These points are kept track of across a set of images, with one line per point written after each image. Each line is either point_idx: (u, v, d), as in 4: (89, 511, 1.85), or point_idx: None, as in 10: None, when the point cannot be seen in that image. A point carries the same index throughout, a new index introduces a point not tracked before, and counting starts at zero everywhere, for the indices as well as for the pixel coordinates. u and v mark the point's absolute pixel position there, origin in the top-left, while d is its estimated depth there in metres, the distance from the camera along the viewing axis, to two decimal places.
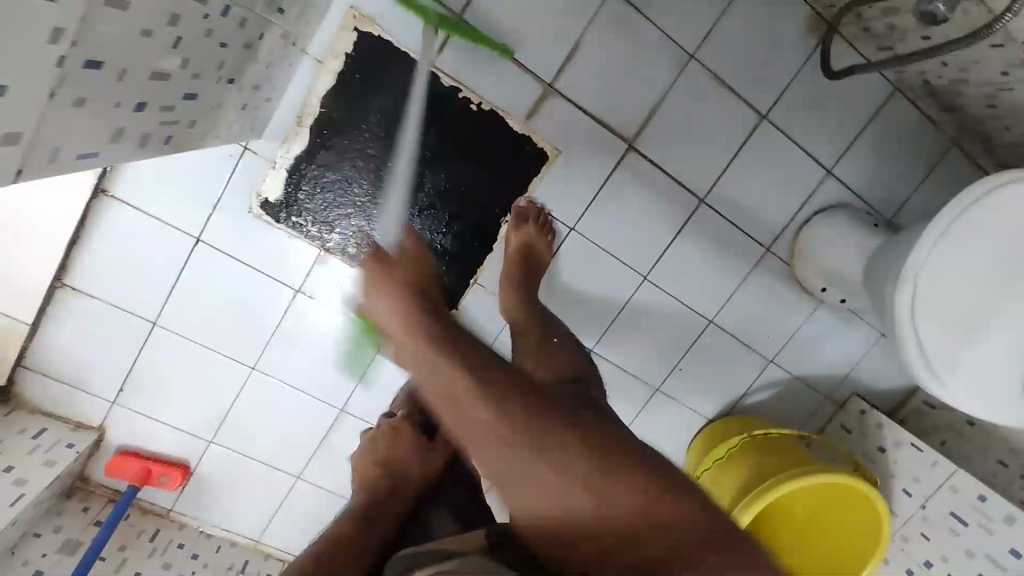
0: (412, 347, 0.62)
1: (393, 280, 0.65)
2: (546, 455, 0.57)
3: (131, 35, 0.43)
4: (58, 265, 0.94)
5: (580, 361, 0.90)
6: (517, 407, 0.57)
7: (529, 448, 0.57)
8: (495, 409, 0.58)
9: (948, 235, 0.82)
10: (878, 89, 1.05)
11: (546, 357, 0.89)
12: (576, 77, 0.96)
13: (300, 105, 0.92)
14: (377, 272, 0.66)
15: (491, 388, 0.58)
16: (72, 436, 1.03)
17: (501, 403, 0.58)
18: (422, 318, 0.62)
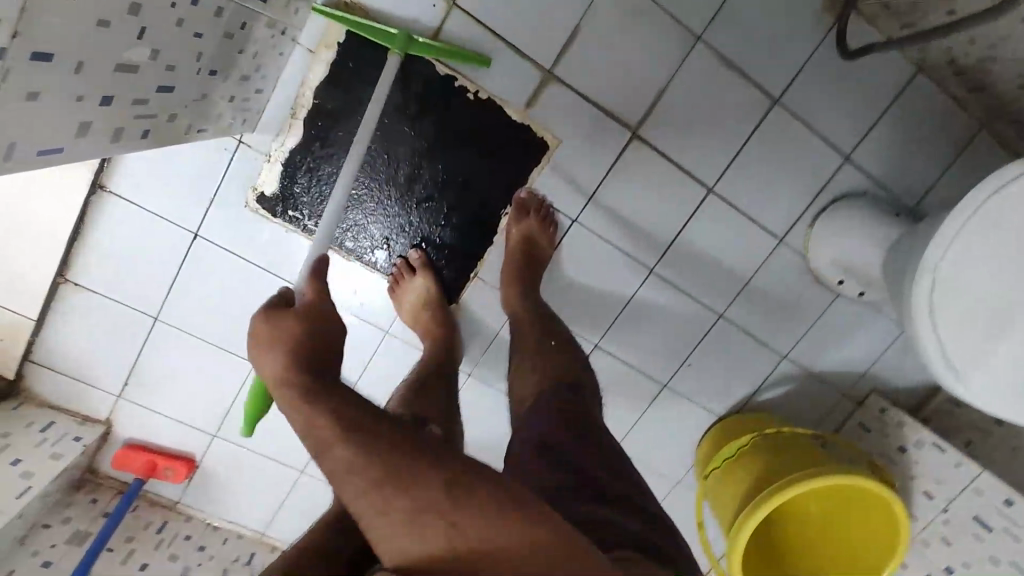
0: (302, 413, 0.59)
1: (280, 347, 0.64)
2: (470, 528, 0.51)
3: (84, 25, 0.41)
4: (59, 261, 0.94)
5: (578, 364, 0.92)
6: (411, 473, 0.54)
7: (441, 513, 0.52)
8: (416, 483, 0.53)
9: (972, 226, 0.77)
10: (900, 69, 0.99)
11: (545, 359, 0.90)
12: (577, 63, 0.92)
13: (293, 97, 0.90)
14: (272, 327, 0.65)
15: (394, 466, 0.54)
16: (79, 430, 1.05)
17: (425, 486, 0.53)
18: (307, 373, 0.62)
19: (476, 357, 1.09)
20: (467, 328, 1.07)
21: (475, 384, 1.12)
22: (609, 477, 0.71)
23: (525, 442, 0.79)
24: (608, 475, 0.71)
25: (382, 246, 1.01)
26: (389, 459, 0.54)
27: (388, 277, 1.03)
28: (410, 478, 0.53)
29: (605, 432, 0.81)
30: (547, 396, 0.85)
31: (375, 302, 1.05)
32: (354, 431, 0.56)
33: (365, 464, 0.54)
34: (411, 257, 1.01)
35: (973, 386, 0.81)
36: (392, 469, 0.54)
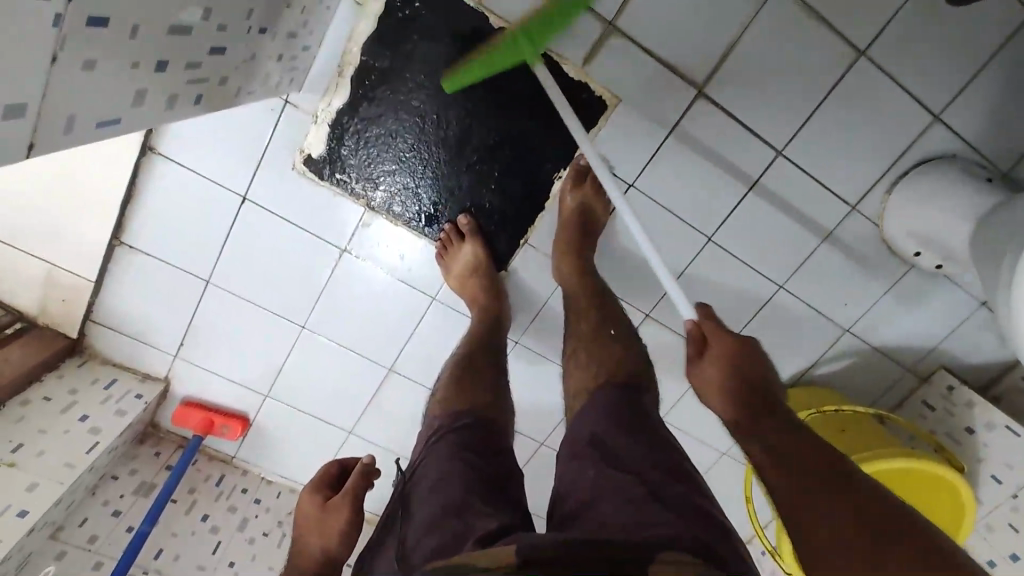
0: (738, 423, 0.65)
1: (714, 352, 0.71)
2: None
3: None
4: (115, 224, 0.95)
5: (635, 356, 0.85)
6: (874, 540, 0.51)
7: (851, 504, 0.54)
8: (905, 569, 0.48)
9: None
10: (1010, 14, 0.87)
11: (601, 351, 0.85)
12: (641, 13, 0.84)
13: (339, 54, 0.86)
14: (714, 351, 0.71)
15: (824, 464, 0.58)
16: (140, 387, 1.08)
17: (820, 459, 0.59)
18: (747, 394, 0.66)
19: (524, 326, 1.07)
20: (516, 295, 1.05)
21: (522, 352, 1.10)
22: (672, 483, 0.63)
23: (577, 438, 0.73)
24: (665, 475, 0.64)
25: (431, 212, 0.98)
26: (814, 455, 0.59)
27: (435, 242, 1.00)
28: (832, 464, 0.58)
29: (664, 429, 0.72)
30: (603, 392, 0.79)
31: (424, 268, 1.03)
32: (794, 429, 0.62)
33: (783, 464, 0.59)
34: (459, 222, 0.98)
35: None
36: (815, 455, 0.59)
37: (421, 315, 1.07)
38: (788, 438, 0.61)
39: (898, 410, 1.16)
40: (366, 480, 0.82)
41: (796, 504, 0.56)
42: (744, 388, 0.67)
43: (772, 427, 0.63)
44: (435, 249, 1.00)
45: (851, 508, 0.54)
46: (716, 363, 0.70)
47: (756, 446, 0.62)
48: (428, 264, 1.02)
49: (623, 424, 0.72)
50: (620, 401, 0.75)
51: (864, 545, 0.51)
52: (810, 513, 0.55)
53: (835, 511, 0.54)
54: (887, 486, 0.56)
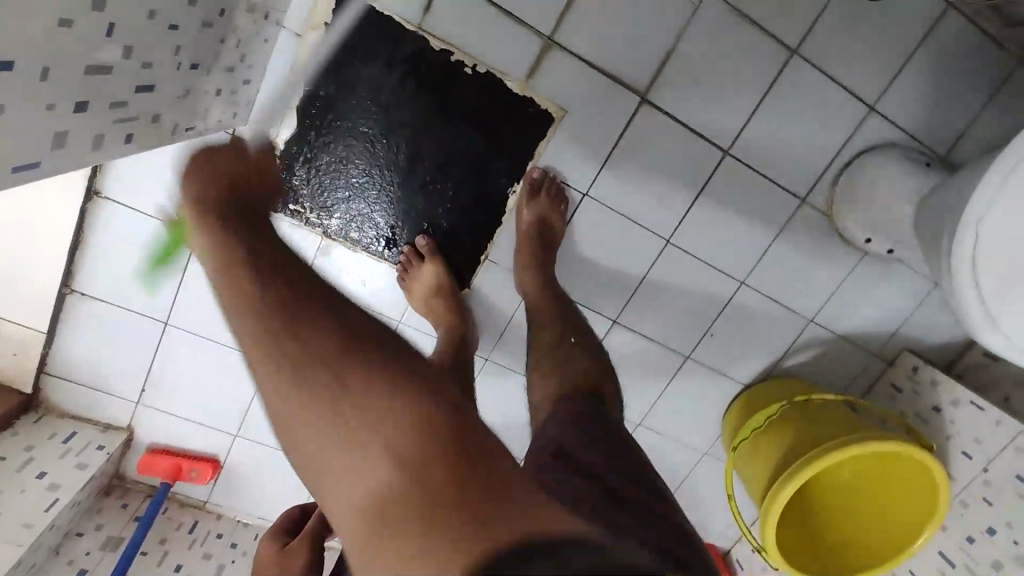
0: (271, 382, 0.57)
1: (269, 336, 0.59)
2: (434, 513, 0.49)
3: (44, 22, 0.37)
4: (63, 271, 0.93)
5: (597, 368, 0.89)
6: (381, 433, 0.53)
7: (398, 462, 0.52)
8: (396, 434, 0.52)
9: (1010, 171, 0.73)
10: (929, 6, 0.91)
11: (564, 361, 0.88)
12: (578, 27, 0.86)
13: (284, 85, 0.86)
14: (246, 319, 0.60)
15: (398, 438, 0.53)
16: (102, 438, 1.05)
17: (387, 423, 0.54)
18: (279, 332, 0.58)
19: (493, 343, 1.07)
20: (482, 312, 1.05)
21: (493, 368, 1.10)
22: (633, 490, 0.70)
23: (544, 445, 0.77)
24: (625, 478, 0.71)
25: (388, 236, 0.98)
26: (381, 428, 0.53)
27: (396, 265, 1.00)
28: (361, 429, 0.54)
29: (629, 439, 0.78)
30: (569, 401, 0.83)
31: (388, 292, 1.02)
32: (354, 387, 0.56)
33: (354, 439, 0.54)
34: (419, 244, 0.98)
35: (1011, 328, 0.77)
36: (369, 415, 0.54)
37: None
38: (354, 403, 0.55)
39: (868, 395, 1.18)
40: (326, 522, 0.83)
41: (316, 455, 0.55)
42: (333, 337, 0.58)
43: (303, 357, 0.57)
44: (397, 272, 1.00)
45: (399, 469, 0.51)
46: (320, 326, 0.60)
47: (291, 400, 0.56)
48: (391, 288, 1.02)
49: (589, 435, 0.76)
50: (587, 412, 0.80)
51: (401, 504, 0.50)
52: (347, 468, 0.53)
53: (388, 477, 0.52)
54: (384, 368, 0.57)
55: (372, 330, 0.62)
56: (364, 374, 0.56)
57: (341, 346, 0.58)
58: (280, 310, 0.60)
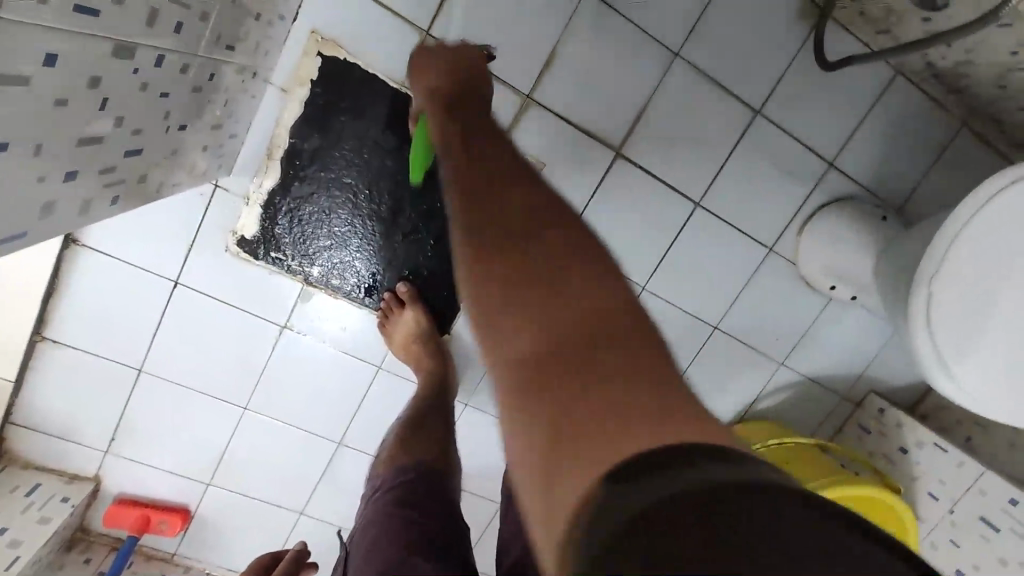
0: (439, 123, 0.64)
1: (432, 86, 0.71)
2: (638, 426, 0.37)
3: (43, 107, 0.39)
4: (35, 319, 0.91)
5: None
6: (528, 287, 0.43)
7: (558, 364, 0.40)
8: (542, 303, 0.42)
9: (956, 234, 0.78)
10: (879, 73, 0.98)
11: None
12: (556, 86, 0.90)
13: (269, 138, 0.88)
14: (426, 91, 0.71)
15: (591, 332, 0.41)
16: (67, 489, 1.02)
17: (580, 307, 0.42)
18: (450, 96, 0.68)
19: (473, 388, 1.08)
20: (462, 357, 1.06)
21: (473, 413, 1.10)
22: None
23: None
24: None
25: (369, 283, 0.99)
26: (568, 316, 0.41)
27: (377, 311, 1.01)
28: (530, 262, 0.44)
29: None
30: None
31: (368, 338, 1.03)
32: (512, 227, 0.46)
33: (490, 287, 0.44)
34: (399, 290, 0.99)
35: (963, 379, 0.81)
36: (533, 293, 0.43)
37: (368, 385, 1.06)
38: (510, 256, 0.44)
39: (839, 437, 1.21)
40: (297, 567, 0.82)
41: (481, 339, 0.44)
42: (525, 219, 0.47)
43: (486, 204, 0.48)
44: (377, 318, 1.01)
45: (543, 340, 0.41)
46: (525, 213, 0.47)
47: (467, 261, 0.46)
48: (372, 332, 1.02)
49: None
50: None
51: (574, 409, 0.38)
52: (490, 335, 0.43)
53: (524, 331, 0.42)
54: (572, 282, 0.43)
55: (540, 205, 0.49)
56: (552, 273, 0.43)
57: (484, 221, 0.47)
58: (466, 184, 0.51)
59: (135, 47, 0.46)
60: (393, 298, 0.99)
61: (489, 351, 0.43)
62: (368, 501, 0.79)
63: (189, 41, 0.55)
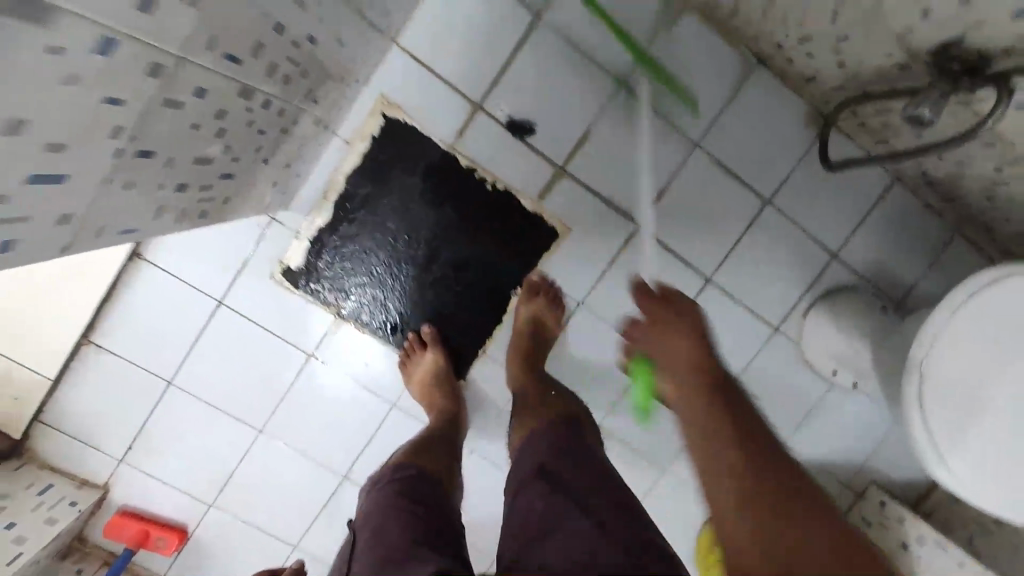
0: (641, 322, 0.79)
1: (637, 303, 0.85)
2: None
3: (183, 128, 0.48)
4: (85, 323, 0.98)
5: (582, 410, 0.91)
6: (763, 477, 0.55)
7: (794, 539, 0.51)
8: (778, 493, 0.54)
9: (955, 329, 0.84)
10: (879, 178, 1.08)
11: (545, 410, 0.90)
12: (587, 161, 1.01)
13: (327, 182, 0.99)
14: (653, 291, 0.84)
15: (814, 529, 0.52)
16: (77, 494, 1.04)
17: (816, 514, 0.53)
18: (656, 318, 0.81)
19: (481, 434, 1.12)
20: (474, 403, 1.10)
21: (478, 460, 1.13)
22: (618, 511, 0.68)
23: (522, 475, 0.78)
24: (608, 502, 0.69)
25: (396, 321, 1.05)
26: (806, 521, 0.52)
27: (399, 349, 1.06)
28: (774, 464, 0.56)
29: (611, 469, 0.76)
30: (549, 429, 0.83)
31: (387, 374, 1.08)
32: (758, 429, 0.59)
33: (736, 467, 0.56)
34: (423, 331, 1.05)
35: (956, 469, 0.85)
36: (793, 474, 0.56)
37: (380, 421, 1.09)
38: (761, 453, 0.57)
39: None
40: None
41: (720, 511, 0.56)
42: (756, 424, 0.60)
43: (726, 400, 0.61)
44: (399, 355, 1.06)
45: (779, 520, 0.52)
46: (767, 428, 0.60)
47: (700, 438, 0.60)
48: (391, 369, 1.08)
49: (565, 459, 0.76)
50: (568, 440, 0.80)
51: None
52: (722, 503, 0.56)
53: (761, 511, 0.53)
54: (801, 491, 0.54)
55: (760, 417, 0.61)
56: (780, 472, 0.56)
57: (716, 408, 0.60)
58: (703, 376, 0.63)
59: (254, 90, 0.56)
60: (419, 338, 1.05)
61: (721, 514, 0.56)
62: (369, 494, 0.81)
63: (290, 91, 0.66)
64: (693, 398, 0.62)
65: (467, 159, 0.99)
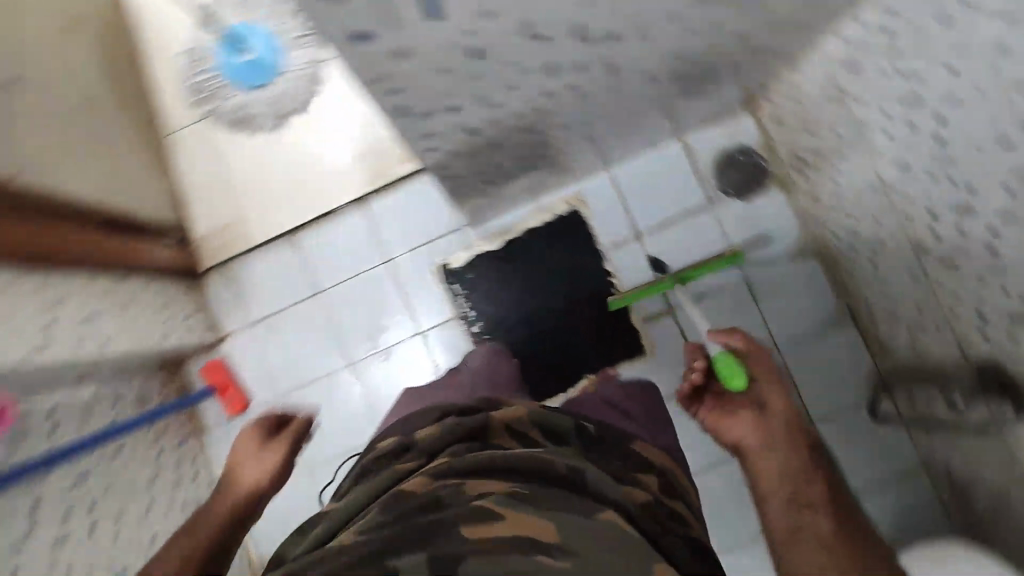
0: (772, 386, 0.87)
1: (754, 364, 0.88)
2: None
3: (517, 142, 0.81)
4: (301, 222, 1.31)
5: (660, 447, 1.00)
6: (813, 497, 0.75)
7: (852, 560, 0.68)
8: (820, 507, 0.74)
9: (928, 556, 0.90)
10: (913, 457, 1.26)
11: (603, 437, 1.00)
12: (693, 314, 1.30)
13: (509, 225, 1.31)
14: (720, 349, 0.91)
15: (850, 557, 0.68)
16: (207, 330, 1.30)
17: (855, 539, 0.70)
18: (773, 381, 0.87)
19: None
20: None
21: None
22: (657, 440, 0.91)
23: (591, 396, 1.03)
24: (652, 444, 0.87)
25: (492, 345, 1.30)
26: (851, 547, 0.69)
27: None
28: (811, 488, 0.76)
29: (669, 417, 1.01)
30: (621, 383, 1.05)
31: None
32: (821, 471, 0.78)
33: (784, 484, 0.77)
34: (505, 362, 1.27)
35: None
36: (818, 488, 0.76)
37: None
38: (817, 483, 0.77)
39: None
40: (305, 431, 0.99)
41: (786, 515, 0.75)
42: (822, 467, 0.79)
43: (797, 441, 0.82)
44: None
45: (831, 543, 0.70)
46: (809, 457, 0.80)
47: (760, 445, 0.82)
48: None
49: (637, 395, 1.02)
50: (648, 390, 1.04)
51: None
52: (771, 499, 0.77)
53: (826, 528, 0.72)
54: (846, 516, 0.73)
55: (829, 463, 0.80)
56: (824, 498, 0.75)
57: (790, 448, 0.81)
58: (794, 422, 0.83)
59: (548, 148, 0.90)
60: None
61: (774, 506, 0.76)
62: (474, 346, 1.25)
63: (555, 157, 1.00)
64: (759, 426, 0.83)
65: (610, 265, 1.30)
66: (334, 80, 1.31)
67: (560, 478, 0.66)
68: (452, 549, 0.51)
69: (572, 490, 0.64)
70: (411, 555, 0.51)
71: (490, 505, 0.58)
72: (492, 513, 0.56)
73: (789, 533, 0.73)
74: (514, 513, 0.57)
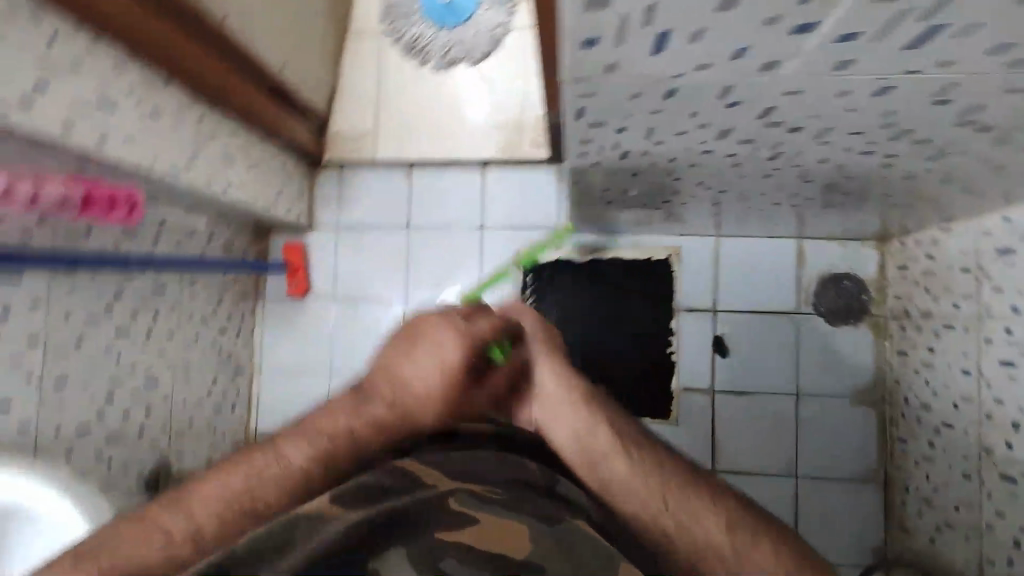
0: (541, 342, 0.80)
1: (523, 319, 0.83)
2: (675, 514, 0.55)
3: (657, 178, 0.84)
4: (424, 160, 1.39)
5: None
6: (579, 409, 0.69)
7: (632, 468, 0.60)
8: (587, 417, 0.68)
9: None
10: None
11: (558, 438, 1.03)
12: (731, 405, 1.31)
13: (602, 246, 1.35)
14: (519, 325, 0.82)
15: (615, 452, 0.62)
16: (306, 214, 1.40)
17: (624, 440, 0.64)
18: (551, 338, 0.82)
19: None
20: None
21: None
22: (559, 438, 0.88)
23: None
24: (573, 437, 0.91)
25: None
26: (636, 450, 0.62)
27: None
28: (580, 399, 0.70)
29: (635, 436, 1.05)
30: None
31: None
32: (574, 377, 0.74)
33: (575, 422, 0.68)
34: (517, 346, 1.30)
35: None
36: (577, 389, 0.72)
37: None
38: (579, 391, 0.71)
39: None
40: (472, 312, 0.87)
41: (591, 463, 0.63)
42: (597, 391, 0.73)
43: (586, 387, 0.73)
44: None
45: (608, 444, 0.64)
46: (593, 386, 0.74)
47: (536, 392, 0.74)
48: None
49: None
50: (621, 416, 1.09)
51: (669, 522, 0.55)
52: (582, 458, 0.64)
53: (601, 441, 0.64)
54: (606, 421, 0.67)
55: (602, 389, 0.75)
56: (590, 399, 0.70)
57: (568, 379, 0.73)
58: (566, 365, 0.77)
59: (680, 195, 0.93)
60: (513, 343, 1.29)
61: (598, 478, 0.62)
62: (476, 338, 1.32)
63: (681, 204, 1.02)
64: (515, 352, 0.79)
65: (675, 324, 1.32)
66: (511, 48, 1.36)
67: (528, 481, 0.60)
68: (428, 545, 0.49)
69: (538, 492, 0.58)
70: (394, 546, 0.48)
71: (461, 506, 0.54)
72: (464, 510, 0.53)
73: (608, 488, 0.60)
74: (485, 518, 0.52)
